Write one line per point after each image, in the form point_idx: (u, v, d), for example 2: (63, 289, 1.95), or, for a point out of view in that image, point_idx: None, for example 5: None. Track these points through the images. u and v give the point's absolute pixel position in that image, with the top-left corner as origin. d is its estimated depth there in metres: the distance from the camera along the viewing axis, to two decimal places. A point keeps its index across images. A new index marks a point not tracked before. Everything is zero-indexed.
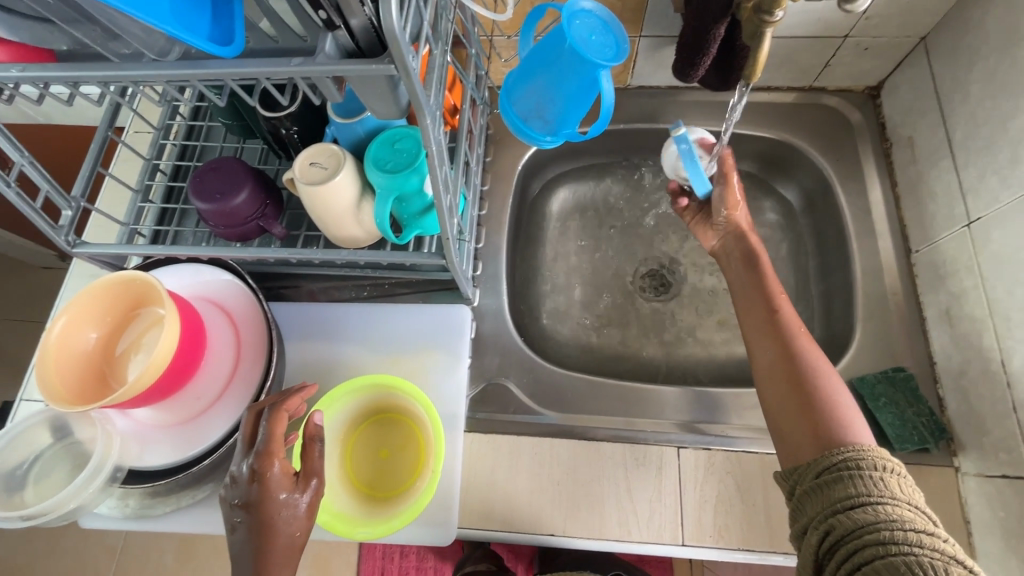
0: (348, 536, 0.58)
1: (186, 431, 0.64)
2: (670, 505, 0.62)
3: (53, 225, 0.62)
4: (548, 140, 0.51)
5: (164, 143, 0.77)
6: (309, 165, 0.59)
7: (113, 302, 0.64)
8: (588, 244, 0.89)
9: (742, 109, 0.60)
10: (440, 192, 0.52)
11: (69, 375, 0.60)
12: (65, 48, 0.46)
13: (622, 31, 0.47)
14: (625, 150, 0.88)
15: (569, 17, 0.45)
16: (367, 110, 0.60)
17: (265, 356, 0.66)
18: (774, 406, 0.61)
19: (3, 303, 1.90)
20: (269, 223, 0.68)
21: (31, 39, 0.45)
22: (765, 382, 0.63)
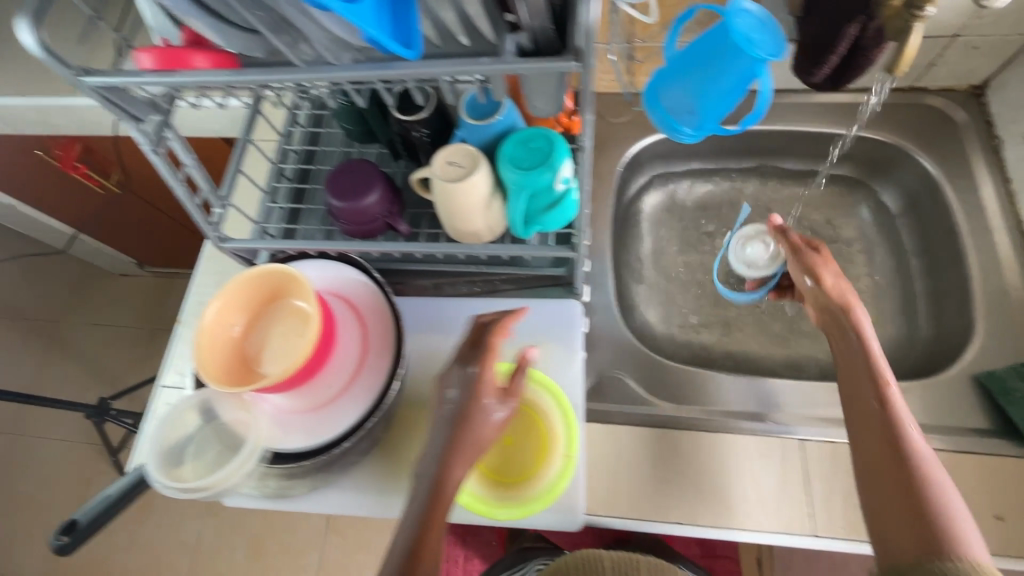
0: (491, 514, 0.63)
1: (317, 416, 0.67)
2: (798, 496, 0.64)
3: (208, 222, 0.68)
4: (687, 133, 0.53)
5: (288, 149, 0.82)
6: (447, 164, 0.63)
7: (257, 294, 0.69)
8: (683, 246, 0.92)
9: (886, 94, 0.75)
10: (586, 182, 0.55)
11: (218, 358, 0.65)
12: (258, 55, 0.51)
13: (780, 33, 0.49)
14: (722, 152, 0.92)
15: (733, 14, 0.47)
16: (499, 111, 0.64)
17: (389, 347, 0.70)
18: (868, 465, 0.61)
19: (82, 309, 2.01)
20: (395, 220, 0.72)
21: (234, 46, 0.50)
22: (861, 441, 0.62)
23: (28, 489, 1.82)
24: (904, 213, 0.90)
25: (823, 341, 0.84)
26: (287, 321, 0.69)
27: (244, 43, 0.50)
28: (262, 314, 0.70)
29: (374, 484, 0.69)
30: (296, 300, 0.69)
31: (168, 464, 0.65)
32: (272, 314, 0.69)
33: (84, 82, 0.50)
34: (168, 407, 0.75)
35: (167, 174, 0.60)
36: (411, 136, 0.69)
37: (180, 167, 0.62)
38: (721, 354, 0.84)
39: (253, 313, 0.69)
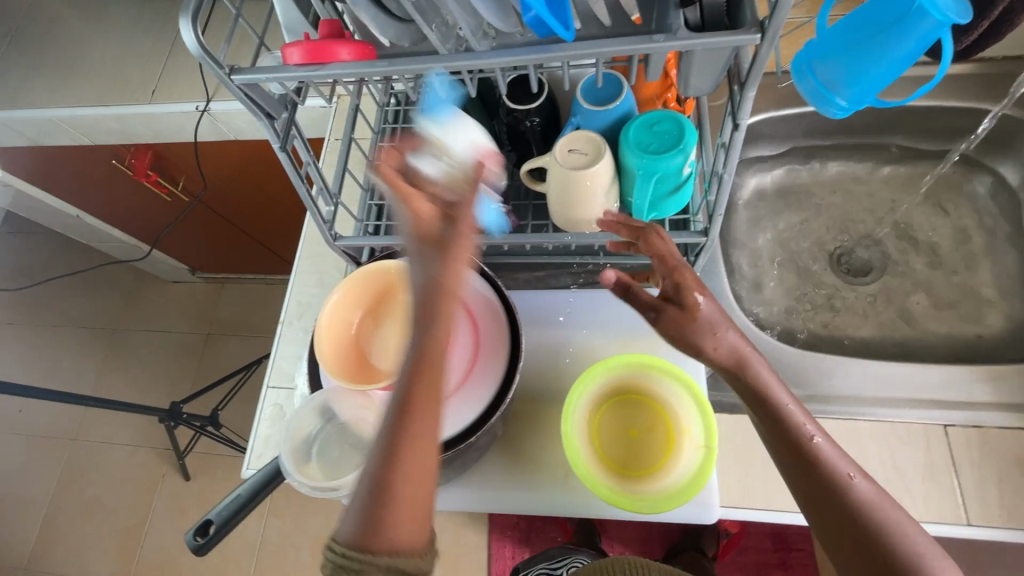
0: (629, 509, 0.60)
1: (436, 413, 0.66)
2: (948, 485, 0.60)
3: (323, 219, 0.67)
4: (840, 104, 0.50)
5: (382, 144, 0.81)
6: (568, 151, 0.62)
7: (374, 289, 0.68)
8: (781, 229, 0.89)
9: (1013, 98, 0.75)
10: (732, 163, 0.53)
11: (338, 351, 0.65)
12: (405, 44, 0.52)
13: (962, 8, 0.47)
14: (820, 130, 0.87)
15: None
16: (620, 96, 0.63)
17: (505, 341, 0.68)
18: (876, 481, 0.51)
19: (140, 314, 2.05)
20: (503, 212, 0.71)
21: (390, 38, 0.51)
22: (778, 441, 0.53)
23: (95, 491, 1.86)
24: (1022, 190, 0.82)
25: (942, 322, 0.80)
26: (402, 316, 0.68)
27: (396, 32, 0.51)
28: (377, 309, 0.69)
29: (493, 480, 0.67)
30: (414, 298, 0.68)
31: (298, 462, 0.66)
32: (387, 309, 0.68)
33: (234, 80, 0.49)
34: (278, 406, 0.75)
35: (294, 172, 0.60)
36: (521, 125, 0.68)
37: (303, 166, 0.61)
38: (833, 337, 0.80)
39: (368, 307, 0.68)
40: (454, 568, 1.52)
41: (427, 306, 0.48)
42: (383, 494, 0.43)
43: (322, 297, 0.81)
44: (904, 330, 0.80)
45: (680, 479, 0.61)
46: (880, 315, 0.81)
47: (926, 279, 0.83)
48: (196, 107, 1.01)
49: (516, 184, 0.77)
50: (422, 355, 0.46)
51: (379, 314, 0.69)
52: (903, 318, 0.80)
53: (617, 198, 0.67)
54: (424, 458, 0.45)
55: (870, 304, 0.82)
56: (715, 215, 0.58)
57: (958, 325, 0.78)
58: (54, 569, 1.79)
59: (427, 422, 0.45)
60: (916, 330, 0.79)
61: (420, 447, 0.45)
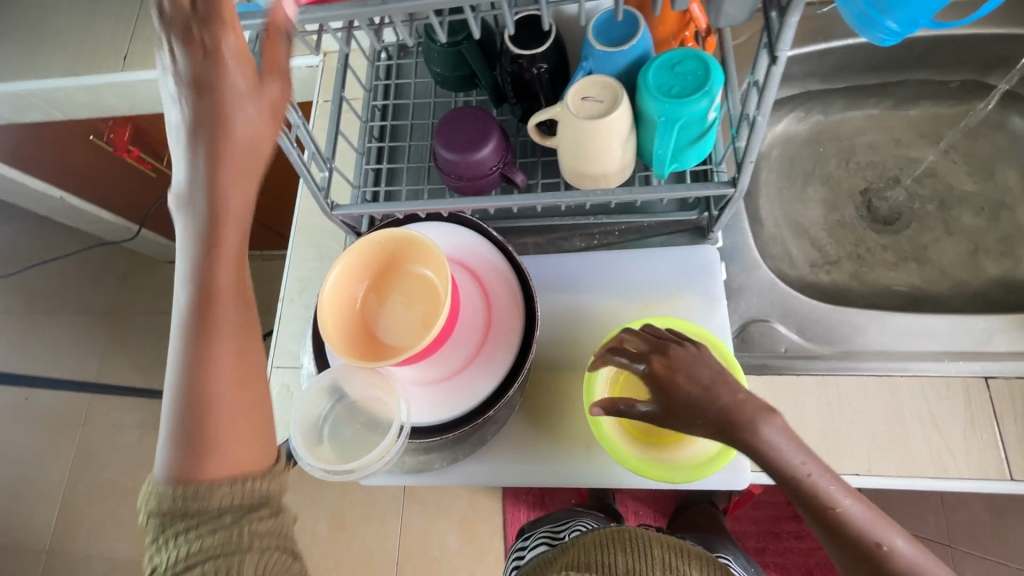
0: (660, 479, 0.57)
1: (450, 387, 0.63)
2: (989, 438, 0.58)
3: (318, 187, 0.62)
4: (890, 27, 0.45)
5: (376, 104, 0.75)
6: (582, 99, 0.56)
7: (376, 258, 0.64)
8: (804, 179, 0.84)
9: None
10: (766, 103, 0.48)
11: (341, 325, 0.61)
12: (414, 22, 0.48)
13: None
14: (843, 70, 0.82)
15: None
16: (637, 34, 0.57)
17: (518, 311, 0.65)
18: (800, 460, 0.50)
19: (137, 297, 2.02)
20: (511, 171, 0.66)
21: None
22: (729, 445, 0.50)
23: (109, 475, 1.87)
24: None
25: (977, 267, 0.75)
26: (407, 288, 0.63)
27: None
28: (380, 279, 0.64)
29: (515, 451, 0.64)
30: (421, 268, 0.64)
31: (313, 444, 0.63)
32: (391, 279, 0.64)
33: None
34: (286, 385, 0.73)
35: (282, 134, 0.55)
36: (528, 73, 0.62)
37: (291, 128, 0.56)
38: (862, 289, 0.76)
39: (371, 278, 0.64)
40: (470, 535, 1.53)
41: (191, 325, 0.43)
42: (196, 435, 0.43)
43: (323, 270, 0.77)
44: (935, 279, 0.76)
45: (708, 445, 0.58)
46: (908, 265, 0.77)
47: (957, 225, 0.78)
48: None
49: (522, 140, 0.72)
50: (205, 272, 0.43)
51: (384, 286, 0.64)
52: (933, 267, 0.76)
53: (635, 150, 0.62)
54: (243, 451, 0.45)
55: (898, 254, 0.78)
56: (745, 163, 0.53)
57: (995, 271, 0.74)
58: (76, 550, 1.81)
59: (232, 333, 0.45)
60: (947, 278, 0.75)
61: (242, 440, 0.45)
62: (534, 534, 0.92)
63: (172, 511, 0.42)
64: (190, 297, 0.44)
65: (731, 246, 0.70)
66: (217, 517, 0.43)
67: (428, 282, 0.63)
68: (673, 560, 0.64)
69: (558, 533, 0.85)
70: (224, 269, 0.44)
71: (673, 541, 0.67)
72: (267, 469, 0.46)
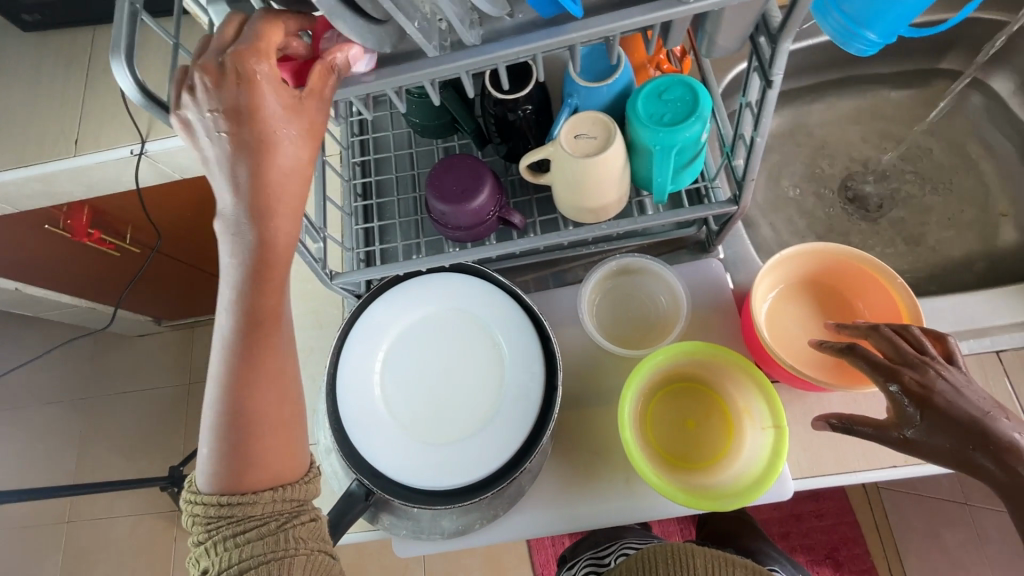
0: (712, 509, 0.54)
1: (479, 444, 0.62)
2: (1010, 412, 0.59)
3: (315, 258, 0.60)
4: (872, 38, 0.46)
5: (357, 161, 0.73)
6: (576, 137, 0.56)
7: (858, 271, 0.60)
8: (784, 176, 0.85)
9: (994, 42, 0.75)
10: (764, 125, 0.48)
11: (785, 342, 0.62)
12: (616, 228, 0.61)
13: None
14: (806, 69, 0.83)
15: None
16: (618, 67, 0.57)
17: (538, 354, 0.64)
18: (934, 429, 0.51)
19: (111, 377, 1.91)
20: (508, 213, 0.65)
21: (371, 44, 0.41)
22: (932, 431, 0.50)
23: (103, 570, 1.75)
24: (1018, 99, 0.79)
25: (959, 241, 0.78)
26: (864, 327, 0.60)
27: (374, 37, 0.41)
28: (851, 287, 0.62)
29: (553, 497, 0.63)
30: (859, 302, 0.61)
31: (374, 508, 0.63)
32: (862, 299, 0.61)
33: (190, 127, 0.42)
34: None
35: None
36: (513, 115, 0.61)
37: None
38: None
39: (818, 293, 0.63)
40: (498, 570, 1.48)
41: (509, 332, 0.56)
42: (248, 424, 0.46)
43: (324, 337, 0.75)
44: (922, 259, 0.78)
45: (750, 466, 0.57)
46: (895, 248, 0.80)
47: (930, 202, 0.81)
48: (131, 151, 0.90)
49: (512, 179, 0.71)
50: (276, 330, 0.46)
51: (857, 297, 0.61)
52: (917, 247, 0.79)
53: (632, 178, 0.62)
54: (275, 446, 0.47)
55: (883, 239, 0.80)
56: (748, 181, 0.53)
57: (975, 244, 0.77)
58: None
59: (291, 116, 0.41)
60: (932, 256, 0.78)
61: (284, 422, 0.47)
62: (578, 561, 0.94)
63: (218, 511, 0.45)
64: (235, 325, 0.45)
65: (731, 255, 0.71)
66: (253, 531, 0.45)
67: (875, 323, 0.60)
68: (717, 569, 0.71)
69: (604, 559, 0.87)
70: (278, 220, 0.42)
71: (716, 553, 0.73)
72: (304, 475, 0.49)
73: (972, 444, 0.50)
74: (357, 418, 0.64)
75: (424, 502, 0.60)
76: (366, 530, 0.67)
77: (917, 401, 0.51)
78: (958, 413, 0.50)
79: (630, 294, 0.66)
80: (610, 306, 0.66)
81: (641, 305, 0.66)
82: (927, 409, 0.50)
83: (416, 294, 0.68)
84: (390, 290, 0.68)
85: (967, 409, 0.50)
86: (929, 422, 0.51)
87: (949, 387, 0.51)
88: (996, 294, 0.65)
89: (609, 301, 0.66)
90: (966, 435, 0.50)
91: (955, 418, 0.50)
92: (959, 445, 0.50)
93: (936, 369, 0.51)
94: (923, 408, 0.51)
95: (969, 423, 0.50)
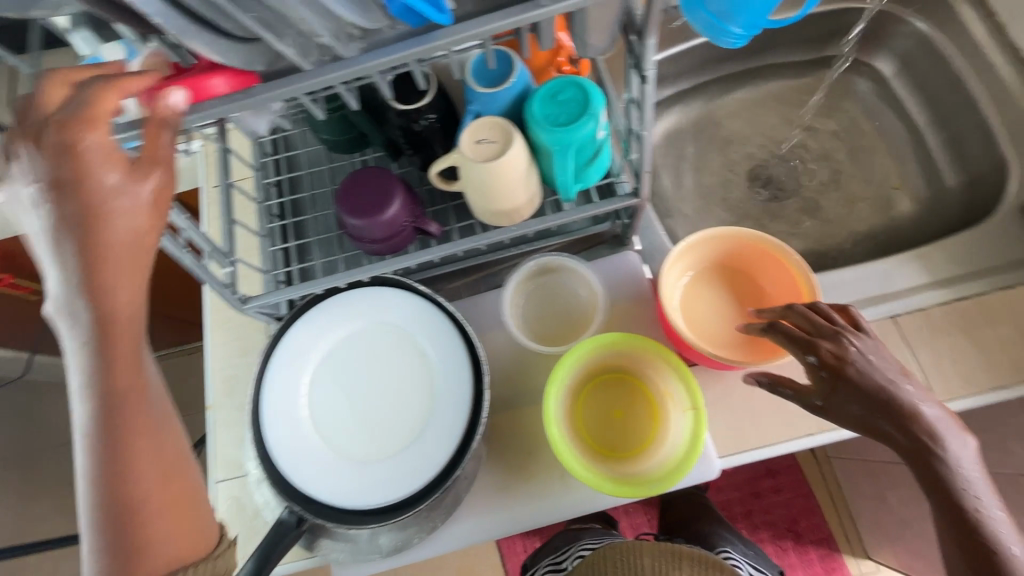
0: (640, 496, 0.55)
1: (411, 457, 0.61)
2: (913, 372, 0.62)
3: (222, 283, 0.58)
4: (737, 33, 0.49)
5: (269, 183, 0.72)
6: (476, 143, 0.57)
7: (760, 251, 0.63)
8: (699, 166, 0.88)
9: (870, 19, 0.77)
10: (647, 119, 0.50)
11: (701, 324, 0.65)
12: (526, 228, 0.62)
13: None
14: (709, 64, 0.87)
15: None
16: (512, 71, 0.58)
17: (464, 361, 0.64)
18: (849, 400, 0.53)
19: None
20: (423, 222, 0.65)
21: (239, 62, 0.41)
22: (848, 403, 0.53)
23: None
24: (902, 79, 0.84)
25: (861, 215, 0.83)
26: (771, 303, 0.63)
27: (243, 57, 0.41)
28: (755, 266, 0.65)
29: (491, 502, 0.63)
30: (766, 281, 0.64)
31: (311, 535, 0.62)
32: (765, 277, 0.64)
33: None
34: (235, 498, 0.67)
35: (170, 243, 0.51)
36: (417, 125, 0.62)
37: (180, 234, 0.53)
38: None
39: (727, 275, 0.66)
40: None
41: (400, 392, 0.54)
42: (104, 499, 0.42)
43: (250, 364, 0.72)
44: (830, 236, 0.82)
45: (675, 448, 0.59)
46: (805, 227, 0.83)
47: (834, 181, 0.86)
48: None
49: (428, 188, 0.71)
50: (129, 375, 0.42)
51: (763, 275, 0.64)
52: (824, 225, 0.83)
53: (539, 179, 0.63)
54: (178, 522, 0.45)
55: (793, 219, 0.84)
56: (643, 173, 0.55)
57: (875, 217, 0.82)
58: None
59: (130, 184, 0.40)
60: (839, 231, 0.82)
61: (170, 501, 0.44)
62: (538, 569, 0.94)
63: None
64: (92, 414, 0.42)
65: (650, 245, 0.73)
66: None
67: (780, 297, 0.63)
68: (663, 565, 0.71)
69: (563, 562, 0.87)
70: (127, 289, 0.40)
71: (662, 547, 0.74)
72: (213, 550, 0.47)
73: (884, 408, 0.52)
74: (284, 444, 0.62)
75: (359, 522, 0.59)
76: (306, 558, 0.65)
77: (834, 372, 0.53)
78: (870, 381, 0.52)
79: (553, 292, 0.67)
80: (534, 306, 0.66)
81: (566, 302, 0.67)
82: (842, 380, 0.53)
83: (337, 312, 0.67)
84: (310, 310, 0.67)
85: (877, 376, 0.52)
86: (843, 393, 0.53)
87: (861, 358, 0.52)
88: (891, 263, 0.69)
89: (531, 301, 0.67)
90: (879, 404, 0.52)
91: (867, 386, 0.52)
92: (878, 414, 0.52)
93: (849, 341, 0.53)
94: (836, 378, 0.53)
95: (881, 394, 0.52)
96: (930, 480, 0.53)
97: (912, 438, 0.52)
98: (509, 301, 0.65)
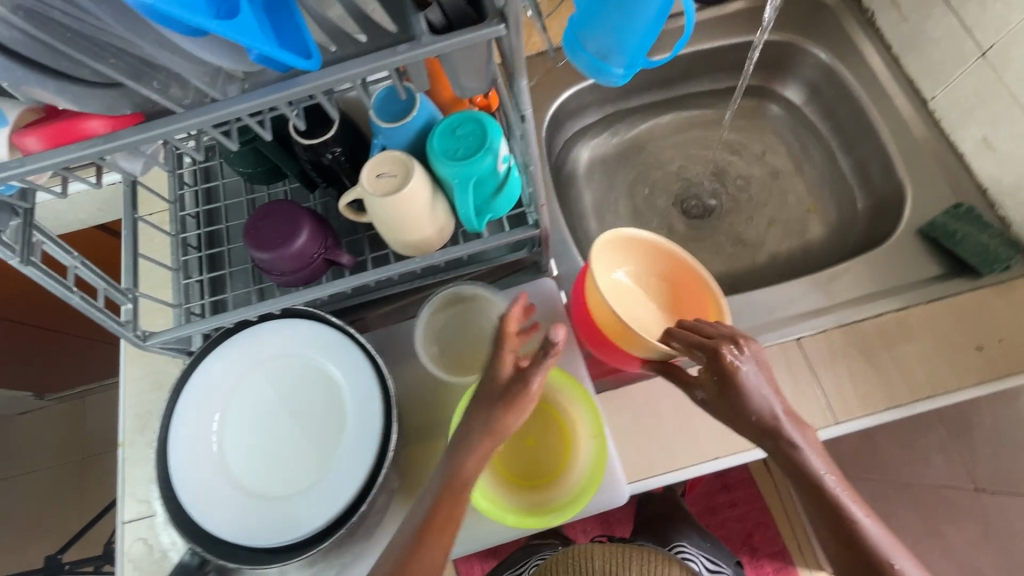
0: (541, 526, 0.56)
1: (321, 492, 0.61)
2: (813, 393, 0.64)
3: (119, 321, 0.57)
4: (619, 73, 0.51)
5: (185, 214, 0.71)
6: (377, 177, 0.58)
7: (684, 272, 0.70)
8: (625, 190, 0.90)
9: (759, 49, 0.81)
10: (534, 156, 0.52)
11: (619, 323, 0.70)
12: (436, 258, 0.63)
13: None
14: (631, 93, 0.89)
15: None
16: (414, 106, 0.59)
17: (376, 393, 0.64)
18: (713, 376, 0.55)
19: None
20: (335, 254, 0.66)
21: (100, 107, 0.41)
22: (710, 373, 0.55)
23: None
24: (813, 105, 0.87)
25: (778, 237, 0.85)
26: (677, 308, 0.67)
27: (104, 102, 0.41)
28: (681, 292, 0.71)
29: None
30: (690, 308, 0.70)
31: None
32: (686, 298, 0.71)
33: None
34: (142, 540, 0.65)
35: (57, 285, 0.50)
36: (324, 159, 0.62)
37: (69, 271, 0.52)
38: None
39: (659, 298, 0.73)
40: None
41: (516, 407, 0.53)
42: None
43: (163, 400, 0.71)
44: (748, 258, 0.84)
45: (580, 476, 0.59)
46: (724, 250, 0.86)
47: (752, 205, 0.88)
48: None
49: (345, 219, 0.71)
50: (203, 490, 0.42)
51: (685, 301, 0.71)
52: (743, 248, 0.85)
53: (448, 209, 0.64)
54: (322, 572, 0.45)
55: (714, 242, 0.86)
56: (539, 206, 0.56)
57: (790, 239, 0.84)
58: None
59: None
60: (756, 254, 0.84)
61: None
62: None
63: None
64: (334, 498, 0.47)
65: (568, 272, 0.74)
66: None
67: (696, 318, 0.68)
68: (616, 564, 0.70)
69: None
70: None
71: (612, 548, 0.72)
72: None
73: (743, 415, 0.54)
74: (191, 484, 0.61)
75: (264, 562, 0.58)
76: None
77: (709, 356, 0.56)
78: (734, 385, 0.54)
79: (468, 321, 0.68)
80: (449, 335, 0.67)
81: (481, 330, 0.67)
82: (713, 363, 0.55)
83: (250, 348, 0.67)
84: (222, 344, 0.66)
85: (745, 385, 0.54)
86: (712, 370, 0.55)
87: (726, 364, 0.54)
88: (796, 286, 0.71)
89: (446, 330, 0.67)
90: (741, 389, 0.54)
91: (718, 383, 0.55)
92: (730, 391, 0.54)
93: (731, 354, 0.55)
94: (709, 359, 0.55)
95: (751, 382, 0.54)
96: (807, 484, 0.53)
97: (766, 431, 0.54)
98: (422, 331, 0.65)
